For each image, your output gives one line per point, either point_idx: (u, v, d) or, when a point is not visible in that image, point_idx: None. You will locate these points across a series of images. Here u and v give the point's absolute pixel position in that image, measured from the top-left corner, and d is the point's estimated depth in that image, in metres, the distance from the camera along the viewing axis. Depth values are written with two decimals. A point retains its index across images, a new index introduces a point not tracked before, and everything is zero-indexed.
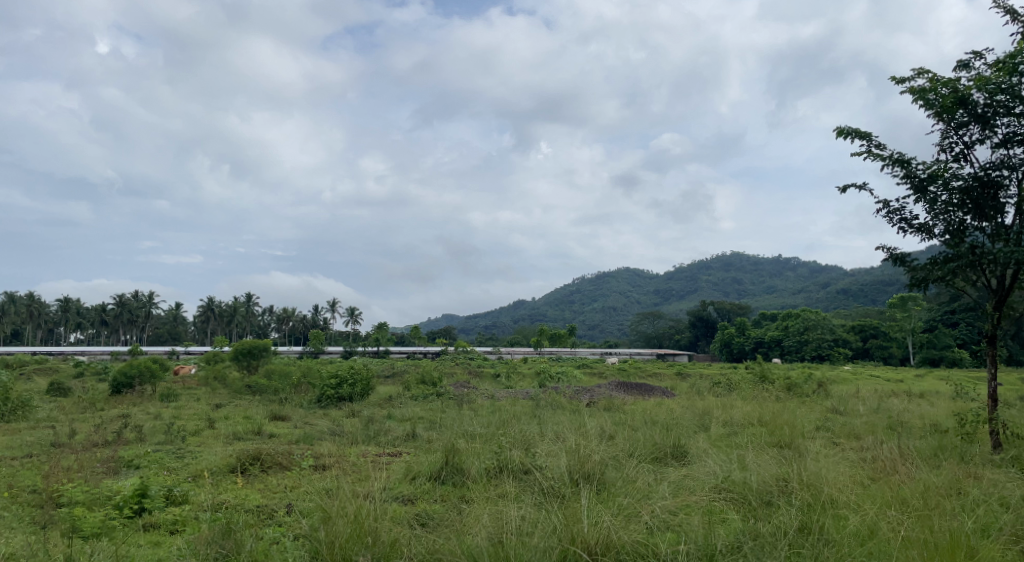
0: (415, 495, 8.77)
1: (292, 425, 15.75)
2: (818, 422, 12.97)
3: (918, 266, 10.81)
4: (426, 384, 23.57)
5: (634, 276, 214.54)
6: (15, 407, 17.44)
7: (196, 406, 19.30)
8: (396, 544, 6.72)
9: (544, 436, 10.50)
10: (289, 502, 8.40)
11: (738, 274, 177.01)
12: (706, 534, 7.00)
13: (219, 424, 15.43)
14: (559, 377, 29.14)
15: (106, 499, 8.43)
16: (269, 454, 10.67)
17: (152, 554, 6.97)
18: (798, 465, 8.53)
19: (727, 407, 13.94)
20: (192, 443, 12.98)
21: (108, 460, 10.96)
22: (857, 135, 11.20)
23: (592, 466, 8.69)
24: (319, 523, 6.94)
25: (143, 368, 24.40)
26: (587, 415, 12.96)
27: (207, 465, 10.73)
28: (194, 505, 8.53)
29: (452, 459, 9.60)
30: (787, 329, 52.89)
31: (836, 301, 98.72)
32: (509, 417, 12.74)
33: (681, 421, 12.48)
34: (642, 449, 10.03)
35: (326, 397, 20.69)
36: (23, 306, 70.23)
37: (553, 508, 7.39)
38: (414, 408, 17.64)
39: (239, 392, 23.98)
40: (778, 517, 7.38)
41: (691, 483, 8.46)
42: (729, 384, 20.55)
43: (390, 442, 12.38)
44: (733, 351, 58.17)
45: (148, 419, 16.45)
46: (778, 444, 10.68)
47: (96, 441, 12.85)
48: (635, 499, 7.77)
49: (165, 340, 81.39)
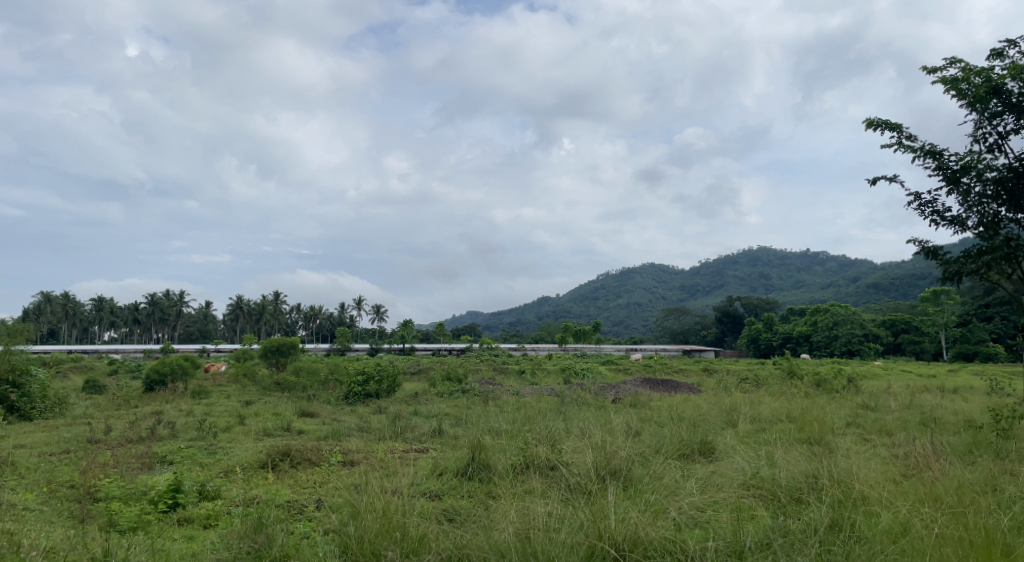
0: (442, 492, 8.80)
1: (321, 420, 15.99)
2: (848, 418, 12.78)
3: (951, 259, 10.62)
4: (452, 380, 23.75)
5: (659, 271, 213.37)
6: (53, 405, 17.89)
7: (228, 403, 19.70)
8: (425, 539, 6.75)
9: (570, 432, 10.49)
10: (318, 497, 8.50)
11: (766, 269, 175.18)
12: (734, 531, 6.97)
13: (250, 420, 15.71)
14: (584, 374, 29.10)
15: (142, 494, 8.63)
16: (299, 450, 10.83)
17: (186, 549, 7.10)
18: (828, 461, 8.44)
19: (755, 403, 13.83)
20: (224, 439, 13.21)
21: (142, 456, 11.18)
22: (887, 126, 11.08)
23: (618, 463, 8.68)
24: (348, 519, 7.02)
25: (175, 366, 24.81)
26: (613, 411, 12.97)
27: (238, 461, 10.90)
28: (226, 500, 8.68)
29: (479, 455, 9.63)
30: (816, 325, 52.01)
31: (866, 296, 97.09)
32: (535, 413, 12.75)
33: (708, 417, 12.41)
34: (668, 445, 9.99)
35: (353, 393, 20.91)
36: (58, 306, 71.86)
37: (580, 505, 7.38)
38: (439, 404, 17.65)
39: (268, 389, 24.38)
40: (809, 515, 7.30)
41: (719, 479, 8.43)
42: (756, 380, 20.32)
43: (417, 439, 12.44)
44: (760, 346, 57.69)
45: (181, 414, 16.83)
46: (807, 440, 10.57)
47: (131, 437, 13.13)
48: (662, 495, 7.74)
49: (195, 338, 82.87)
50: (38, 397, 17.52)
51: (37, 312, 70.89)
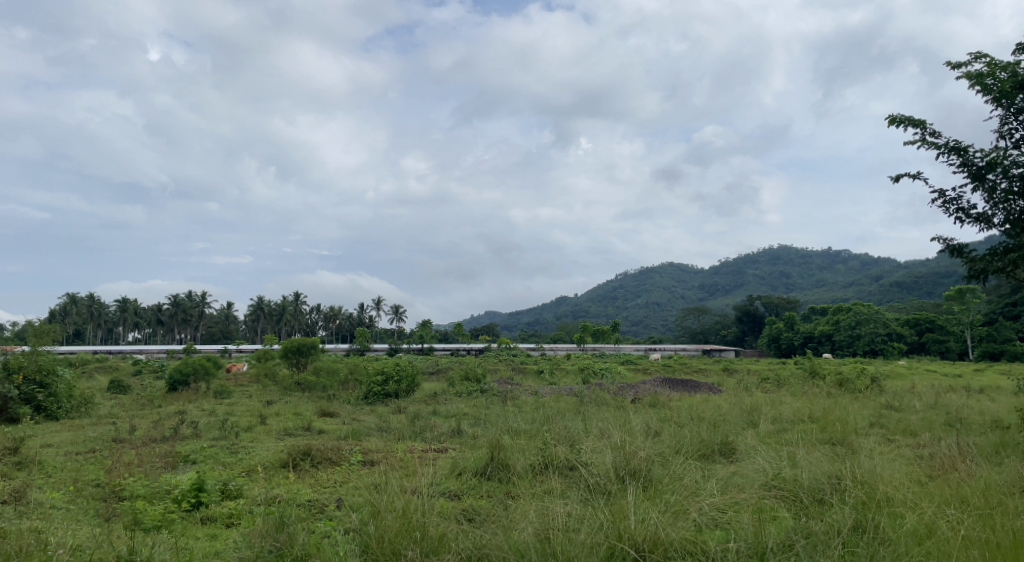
0: (461, 492, 8.82)
1: (341, 421, 16.06)
2: (871, 418, 12.64)
3: (977, 257, 10.43)
4: (470, 380, 23.78)
5: (678, 271, 212.36)
6: (78, 405, 18.16)
7: (249, 402, 19.89)
8: (444, 539, 6.76)
9: (589, 432, 10.45)
10: (339, 497, 8.55)
11: (787, 268, 173.62)
12: (756, 532, 6.90)
13: (271, 420, 15.81)
14: (602, 374, 28.99)
15: (166, 493, 8.74)
16: (319, 449, 10.90)
17: (209, 547, 7.16)
18: (851, 462, 8.35)
19: (776, 403, 13.69)
20: (245, 439, 13.30)
21: (166, 455, 11.29)
22: (910, 123, 10.95)
23: (637, 463, 8.64)
24: (369, 518, 7.06)
25: (197, 366, 25.09)
26: (632, 411, 12.90)
27: (259, 460, 10.98)
28: (248, 498, 8.75)
29: (498, 455, 9.63)
30: (838, 324, 51.32)
31: (889, 296, 95.77)
32: (553, 413, 12.73)
33: (728, 417, 12.30)
34: (688, 446, 9.93)
35: (373, 393, 21.02)
36: (84, 307, 72.93)
37: (600, 505, 7.35)
38: (458, 404, 17.72)
39: (289, 389, 24.56)
40: (832, 516, 7.23)
41: (741, 480, 8.34)
42: (777, 380, 20.14)
43: (436, 439, 12.48)
44: (781, 346, 57.22)
45: (204, 414, 16.99)
46: (829, 440, 10.45)
47: (154, 437, 13.26)
48: (682, 496, 7.70)
49: (217, 339, 83.76)
50: (64, 397, 17.79)
51: (63, 314, 72.07)
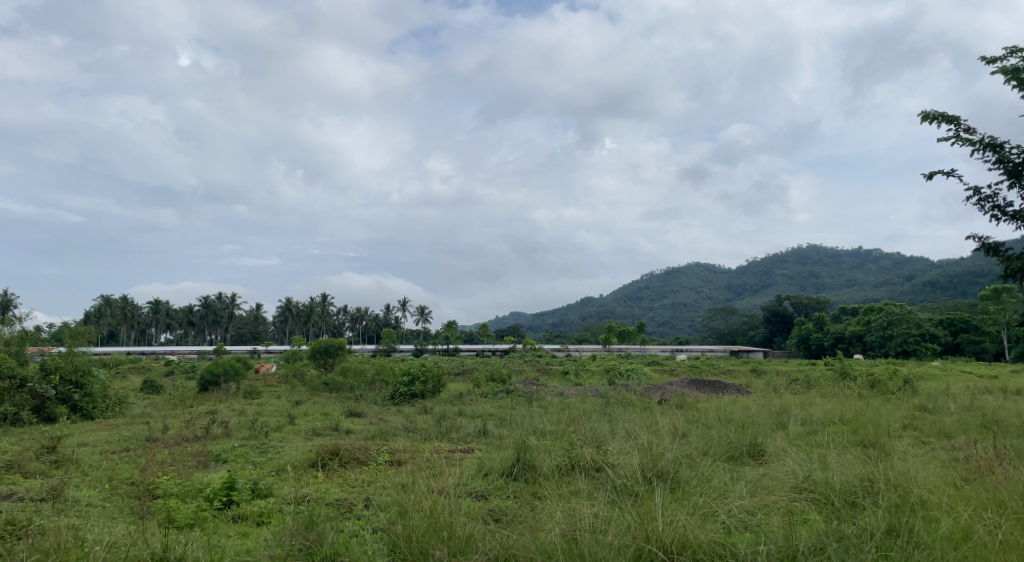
0: (488, 492, 8.84)
1: (368, 420, 16.20)
2: (905, 420, 12.41)
3: (1013, 255, 10.20)
4: (496, 381, 23.81)
5: (705, 271, 210.68)
6: (113, 404, 18.55)
7: (278, 403, 20.15)
8: (471, 539, 6.77)
9: (614, 434, 10.39)
10: (366, 497, 8.61)
11: (816, 268, 171.28)
12: (787, 535, 6.82)
13: (300, 420, 15.97)
14: (628, 375, 28.89)
15: (198, 491, 8.88)
16: (347, 449, 10.99)
17: (241, 545, 7.25)
18: (883, 464, 8.22)
19: (806, 405, 13.50)
20: (274, 438, 13.44)
21: (198, 454, 11.47)
22: (943, 118, 10.76)
23: (665, 464, 8.62)
24: (396, 517, 7.11)
25: (227, 366, 25.49)
26: (659, 413, 12.80)
27: (289, 460, 11.12)
28: (279, 497, 8.87)
29: (524, 456, 9.62)
30: (869, 325, 50.51)
31: (922, 296, 94.02)
32: (579, 414, 12.72)
33: (757, 418, 12.15)
34: (716, 447, 9.85)
35: (399, 394, 21.14)
36: (118, 309, 74.30)
37: (627, 506, 7.32)
38: (484, 405, 17.84)
39: (317, 389, 24.82)
40: (865, 519, 7.11)
41: (770, 482, 8.24)
42: (807, 381, 19.94)
43: (462, 439, 12.54)
44: (811, 346, 56.51)
45: (234, 414, 17.22)
46: (861, 442, 10.30)
47: (186, 436, 13.49)
48: (711, 498, 7.64)
49: (247, 340, 84.90)
50: (99, 397, 18.17)
51: (98, 315, 73.63)
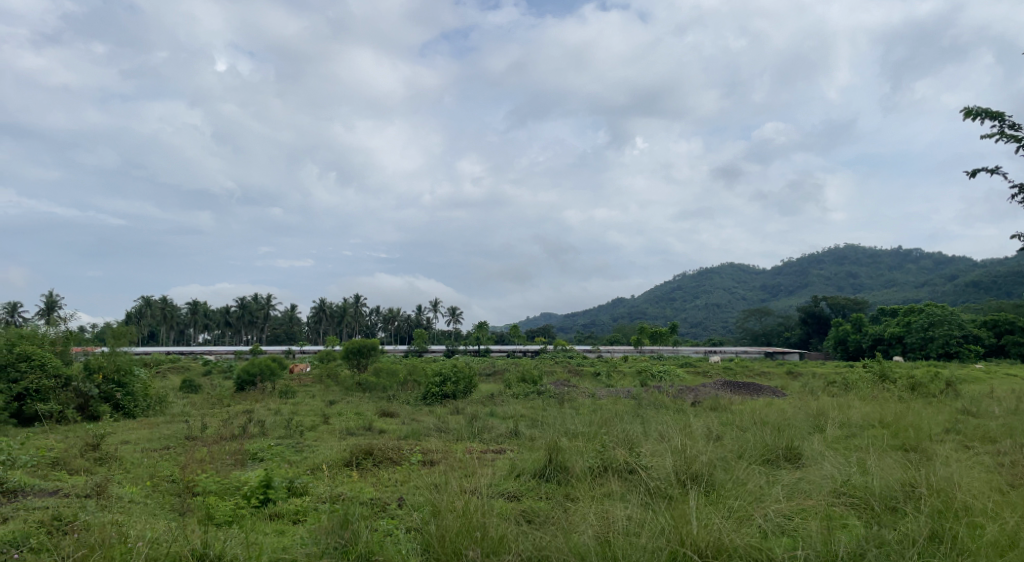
0: (520, 493, 8.85)
1: (400, 420, 16.32)
2: (946, 424, 12.12)
3: None
4: (527, 382, 23.79)
5: (739, 271, 208.25)
6: (154, 403, 18.94)
7: (313, 402, 20.38)
8: (505, 539, 6.77)
9: (647, 436, 10.33)
10: (400, 496, 8.69)
11: (854, 268, 168.16)
12: (825, 540, 6.72)
13: (334, 420, 16.14)
14: (661, 376, 28.69)
15: (235, 489, 9.04)
16: (381, 449, 11.09)
17: (278, 542, 7.36)
18: (925, 469, 8.03)
19: (844, 408, 13.26)
20: (309, 437, 13.63)
21: (235, 453, 11.68)
22: (987, 114, 10.52)
23: (699, 467, 8.52)
24: (429, 518, 7.14)
25: (263, 367, 25.88)
26: (693, 415, 12.66)
27: (324, 459, 11.25)
28: (313, 496, 8.96)
29: (556, 457, 9.59)
30: (910, 326, 49.44)
31: (964, 296, 91.77)
32: (613, 416, 12.66)
33: (793, 421, 12.00)
34: (751, 450, 9.73)
35: (431, 394, 21.26)
36: (158, 310, 75.94)
37: (661, 509, 7.28)
38: (517, 405, 17.91)
39: (350, 389, 25.09)
40: (906, 524, 6.96)
41: (808, 486, 8.10)
42: (844, 384, 19.59)
43: (494, 439, 12.58)
44: (848, 348, 55.50)
45: (270, 414, 17.48)
46: (902, 446, 10.10)
47: (224, 435, 13.75)
48: (746, 501, 7.53)
49: (282, 340, 86.20)
50: (140, 396, 18.57)
51: (138, 316, 75.15)
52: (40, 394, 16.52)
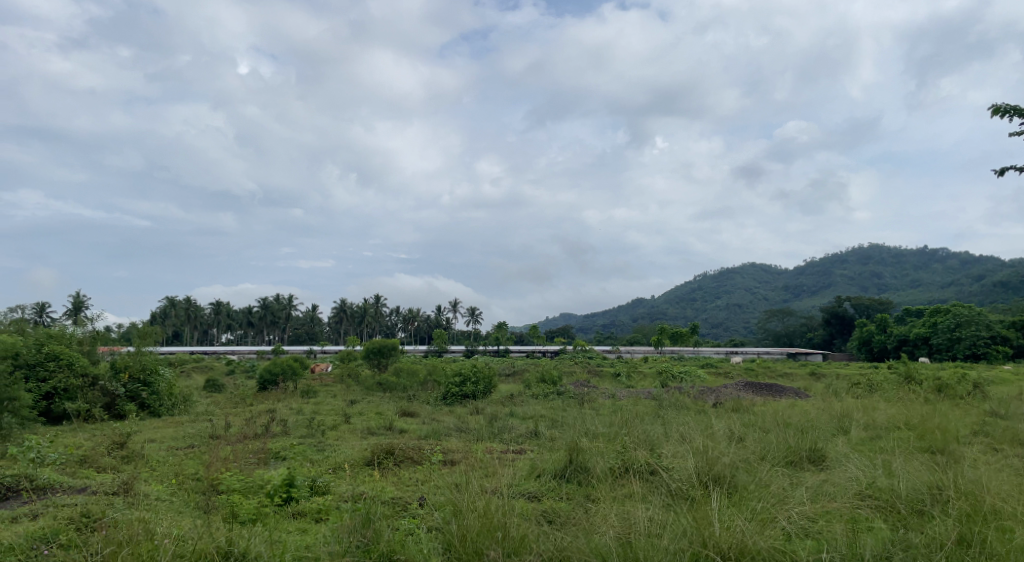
0: (541, 493, 8.86)
1: (421, 420, 16.35)
2: (974, 426, 11.90)
3: None
4: (547, 382, 23.76)
5: (761, 271, 206.47)
6: (178, 402, 19.17)
7: (334, 402, 20.52)
8: (526, 539, 6.77)
9: (669, 437, 10.28)
10: (422, 496, 8.72)
11: (879, 268, 166.00)
12: (851, 543, 6.66)
13: (355, 419, 16.24)
14: (681, 377, 28.51)
15: (259, 487, 9.13)
16: (402, 449, 11.13)
17: (301, 541, 7.42)
18: (953, 471, 7.91)
19: (869, 410, 13.08)
20: (331, 437, 13.74)
21: (259, 452, 11.79)
22: (1016, 111, 10.29)
23: (721, 468, 8.46)
24: (450, 517, 7.15)
25: (285, 366, 26.11)
26: (714, 416, 12.58)
27: (345, 458, 11.31)
28: (336, 495, 9.02)
29: (576, 457, 9.57)
30: (936, 326, 48.72)
31: (992, 296, 90.21)
32: (633, 416, 12.61)
33: (817, 422, 11.87)
34: (774, 452, 9.65)
35: (451, 394, 21.32)
36: (181, 310, 76.93)
37: (682, 510, 7.24)
38: (537, 406, 17.90)
39: (370, 388, 25.21)
40: (934, 528, 6.85)
41: (832, 489, 8.00)
42: (869, 385, 19.38)
43: (514, 440, 12.58)
44: (873, 349, 54.77)
45: (292, 413, 17.62)
46: (928, 449, 9.95)
47: (248, 434, 13.86)
48: (769, 503, 7.45)
49: (303, 340, 86.93)
50: (165, 395, 18.79)
51: (163, 316, 76.18)
52: (68, 393, 16.81)
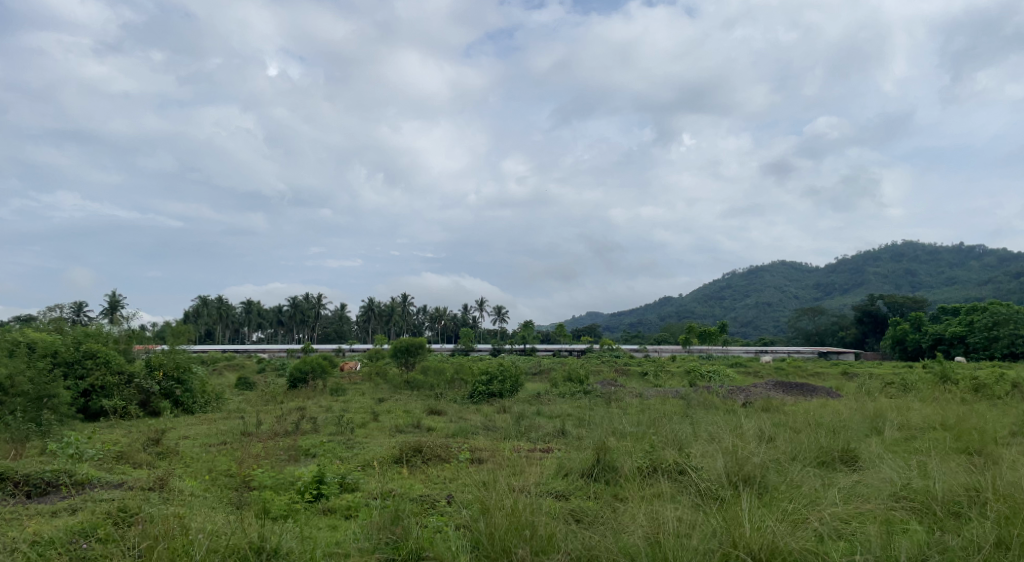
0: (568, 492, 8.84)
1: (448, 419, 16.38)
2: (1012, 427, 11.62)
3: None
4: (574, 381, 23.70)
5: (790, 268, 203.78)
6: (211, 399, 19.48)
7: (362, 400, 20.67)
8: (554, 538, 6.78)
9: (697, 436, 10.20)
10: (449, 493, 8.75)
11: (912, 265, 162.96)
12: (884, 544, 6.57)
13: (383, 417, 16.34)
14: (710, 376, 28.23)
15: (290, 484, 9.26)
16: (430, 446, 11.17)
17: (331, 537, 7.50)
18: (990, 473, 7.75)
19: (904, 410, 12.82)
20: (359, 435, 13.84)
21: (290, 449, 11.95)
22: None
23: (751, 469, 8.37)
24: (478, 515, 7.15)
25: (314, 365, 26.37)
26: (744, 416, 12.42)
27: (373, 455, 11.40)
28: (365, 492, 9.11)
29: (604, 457, 9.54)
30: (972, 325, 47.69)
31: None
32: (661, 415, 12.52)
33: (849, 422, 11.68)
34: (806, 452, 9.53)
35: (478, 393, 21.36)
36: (213, 309, 78.10)
37: (711, 510, 7.20)
38: (564, 404, 17.85)
39: (399, 387, 25.32)
40: (971, 531, 6.72)
41: (865, 489, 7.87)
42: (903, 385, 18.91)
43: (541, 439, 12.56)
44: (907, 348, 53.73)
45: (321, 411, 17.77)
46: (964, 449, 9.76)
47: (278, 431, 14.04)
48: (801, 504, 7.36)
49: (332, 339, 87.74)
50: (198, 392, 19.11)
51: (195, 315, 77.39)
52: (105, 390, 17.19)
